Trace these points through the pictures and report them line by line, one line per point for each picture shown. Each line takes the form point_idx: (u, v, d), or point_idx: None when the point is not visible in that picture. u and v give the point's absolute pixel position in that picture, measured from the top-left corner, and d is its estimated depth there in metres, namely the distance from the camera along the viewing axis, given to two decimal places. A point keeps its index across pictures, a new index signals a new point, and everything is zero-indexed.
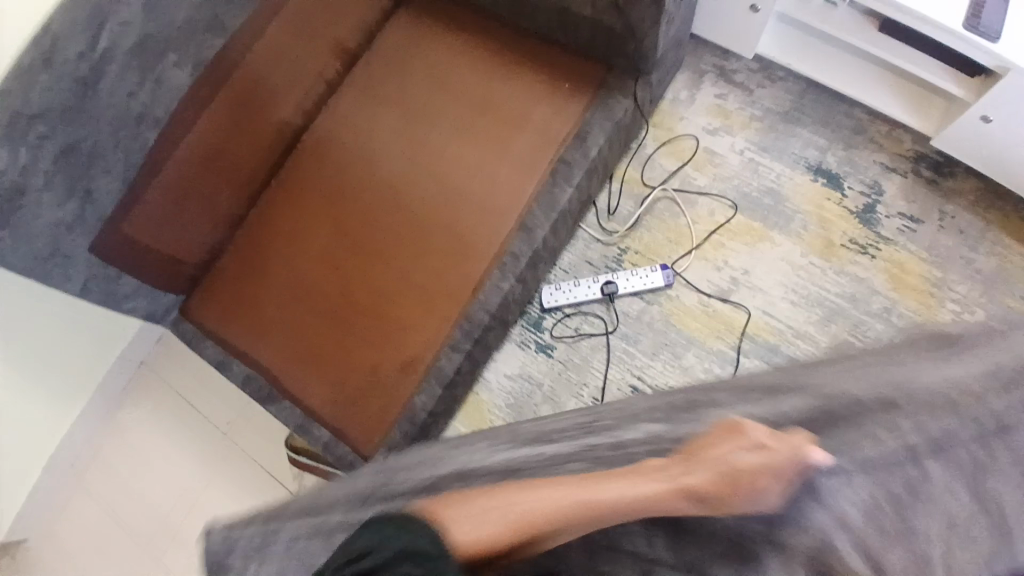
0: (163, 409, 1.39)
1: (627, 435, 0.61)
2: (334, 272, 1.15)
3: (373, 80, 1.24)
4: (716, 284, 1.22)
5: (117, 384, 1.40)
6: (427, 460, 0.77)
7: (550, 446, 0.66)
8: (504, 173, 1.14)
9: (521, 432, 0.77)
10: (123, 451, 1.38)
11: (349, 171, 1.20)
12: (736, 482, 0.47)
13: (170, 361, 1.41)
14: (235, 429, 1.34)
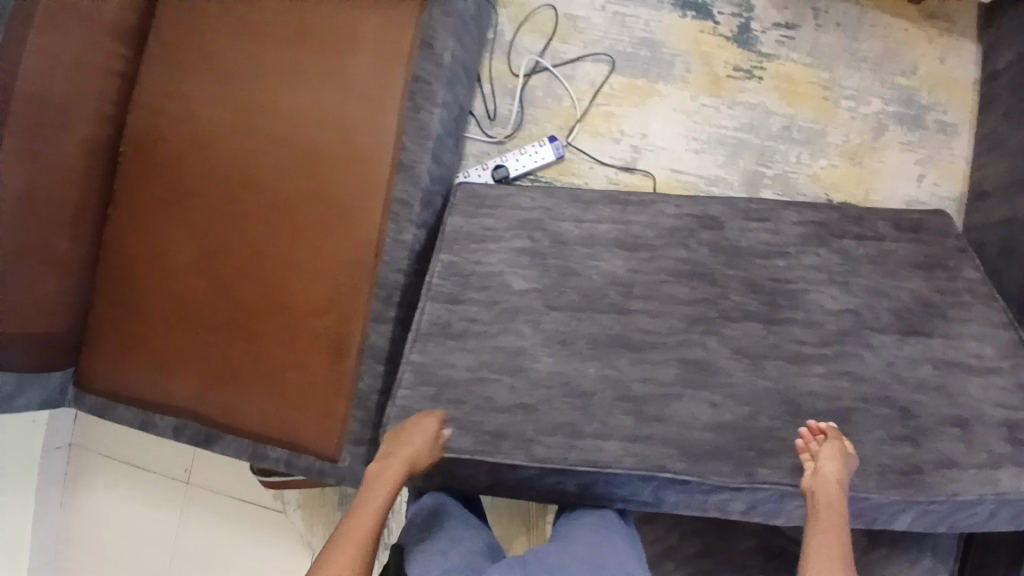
0: (114, 481, 1.26)
1: (742, 338, 0.84)
2: (216, 279, 1.03)
3: (174, 54, 1.06)
4: (619, 157, 1.15)
5: (54, 478, 1.26)
6: (512, 352, 0.88)
7: (608, 351, 0.85)
8: (360, 112, 1.03)
9: (582, 319, 0.90)
10: (90, 540, 1.26)
11: (188, 165, 1.04)
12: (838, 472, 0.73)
13: (97, 433, 1.28)
14: (199, 472, 1.24)
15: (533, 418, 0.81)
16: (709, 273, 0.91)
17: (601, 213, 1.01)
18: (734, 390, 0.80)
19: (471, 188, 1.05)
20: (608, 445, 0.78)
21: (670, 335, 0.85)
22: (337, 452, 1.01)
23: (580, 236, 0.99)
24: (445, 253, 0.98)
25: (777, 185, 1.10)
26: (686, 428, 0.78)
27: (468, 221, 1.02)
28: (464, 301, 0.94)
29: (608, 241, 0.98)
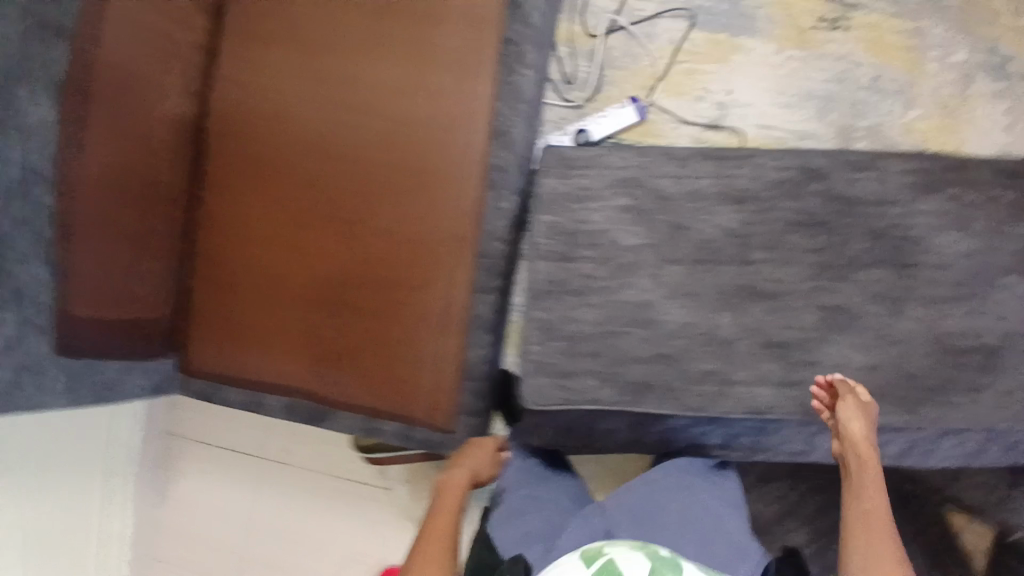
0: (205, 463, 1.38)
1: (869, 280, 0.87)
2: (314, 257, 1.02)
3: (255, 25, 1.02)
4: (704, 115, 1.13)
5: (146, 458, 1.38)
6: (638, 306, 0.88)
7: (744, 301, 0.87)
8: (454, 79, 0.99)
9: (704, 273, 0.88)
10: (187, 519, 1.38)
11: (278, 141, 1.02)
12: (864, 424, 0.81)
13: (184, 416, 1.40)
14: (287, 451, 1.34)
15: (673, 366, 0.86)
16: (826, 221, 0.89)
17: (701, 168, 0.93)
18: (881, 331, 0.85)
19: (560, 149, 0.94)
20: (761, 390, 0.85)
21: (795, 287, 0.87)
22: (448, 422, 1.02)
23: (684, 192, 0.91)
24: (544, 213, 0.92)
25: (869, 138, 1.11)
26: (840, 369, 0.85)
27: (562, 181, 0.93)
28: (577, 259, 0.90)
29: (714, 193, 0.91)
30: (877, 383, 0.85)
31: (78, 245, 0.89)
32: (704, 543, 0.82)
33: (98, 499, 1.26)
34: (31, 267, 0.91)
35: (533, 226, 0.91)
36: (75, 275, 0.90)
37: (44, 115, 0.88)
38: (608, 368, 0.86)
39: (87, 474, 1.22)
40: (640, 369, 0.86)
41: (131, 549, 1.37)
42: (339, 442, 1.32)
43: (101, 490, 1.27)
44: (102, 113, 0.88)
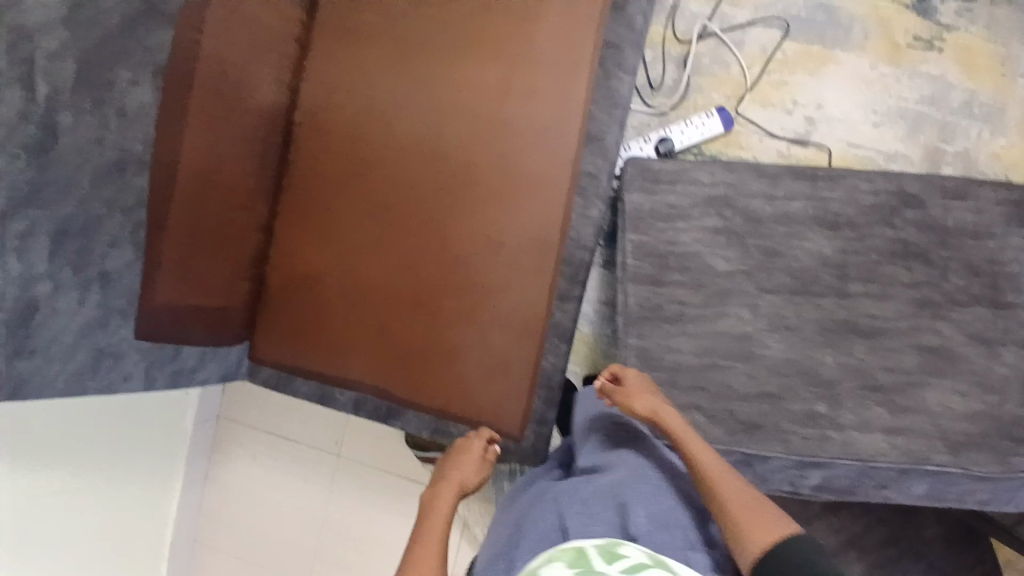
0: (259, 448, 1.40)
1: (972, 320, 0.86)
2: (391, 255, 1.01)
3: (348, 16, 1.01)
4: (792, 129, 1.12)
5: (206, 440, 1.40)
6: (738, 337, 0.89)
7: (841, 339, 0.87)
8: (544, 86, 0.97)
9: (800, 303, 0.88)
10: (239, 503, 1.40)
11: (362, 136, 1.01)
12: (648, 386, 0.86)
13: (245, 401, 1.41)
14: (343, 444, 1.35)
15: (779, 406, 0.86)
16: (924, 253, 0.88)
17: (793, 188, 0.92)
18: (979, 376, 0.84)
19: (642, 160, 0.99)
20: (867, 436, 0.84)
21: (900, 321, 0.87)
22: (518, 431, 1.01)
23: (776, 215, 0.91)
24: (632, 231, 0.95)
25: (957, 163, 1.10)
26: (937, 418, 0.83)
27: (648, 198, 0.96)
28: (668, 282, 0.92)
29: (808, 219, 0.91)
30: (988, 433, 0.82)
31: (166, 231, 0.89)
32: (651, 497, 0.74)
33: (157, 480, 1.27)
34: (120, 250, 0.88)
35: (624, 246, 0.95)
36: (162, 262, 0.89)
37: (145, 96, 0.87)
38: (715, 404, 0.88)
39: (150, 453, 1.23)
40: (747, 405, 0.87)
41: (187, 533, 1.39)
42: (395, 438, 1.33)
43: (160, 471, 1.27)
44: (199, 99, 0.87)
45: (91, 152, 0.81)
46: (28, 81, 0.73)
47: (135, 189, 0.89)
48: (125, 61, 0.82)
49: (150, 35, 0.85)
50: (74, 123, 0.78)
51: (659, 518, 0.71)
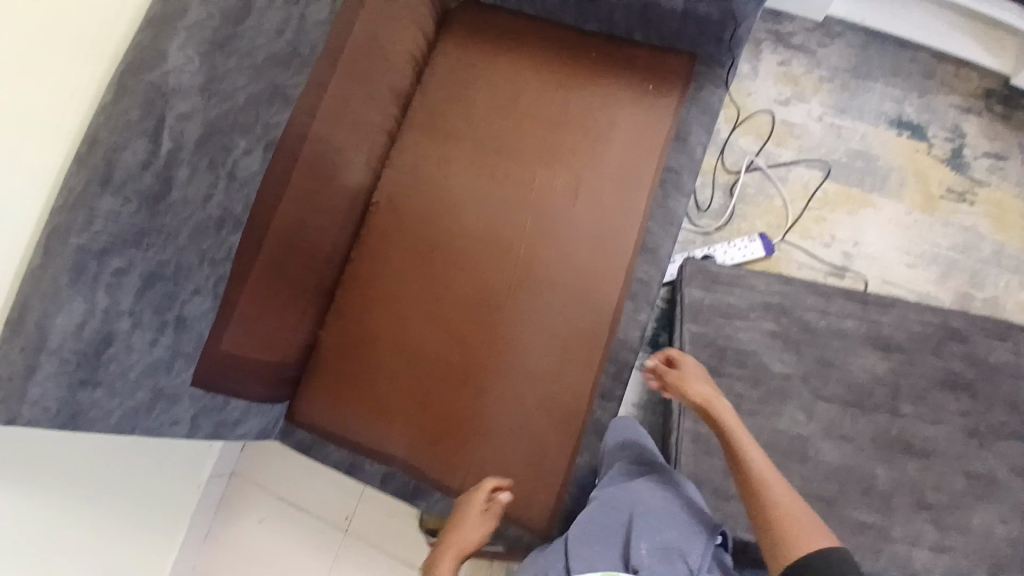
0: (268, 512, 1.36)
1: (1015, 454, 0.93)
2: (444, 331, 1.05)
3: (438, 117, 1.14)
4: (830, 260, 1.19)
5: (215, 496, 1.37)
6: (795, 437, 0.94)
7: (894, 453, 0.92)
8: (606, 196, 1.05)
9: (856, 414, 0.95)
10: (237, 566, 1.34)
11: (435, 220, 1.09)
12: (699, 374, 0.89)
13: (263, 463, 1.40)
14: (357, 520, 1.33)
15: (832, 509, 0.90)
16: (969, 385, 0.96)
17: (845, 306, 1.02)
18: (1021, 507, 0.90)
19: (701, 262, 1.09)
20: (916, 550, 0.88)
21: (949, 447, 0.93)
22: (546, 527, 0.99)
23: (830, 328, 1.01)
24: (691, 321, 1.03)
25: (987, 308, 1.15)
26: (983, 540, 0.89)
27: (707, 294, 1.05)
28: (725, 374, 0.98)
29: (860, 337, 1.00)
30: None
31: (243, 284, 0.97)
32: (655, 532, 0.82)
33: (160, 534, 1.23)
34: (201, 299, 0.91)
35: (681, 334, 1.03)
36: (234, 312, 0.97)
37: (254, 165, 0.92)
38: None
39: (160, 504, 1.21)
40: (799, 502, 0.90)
41: None
42: (411, 521, 1.31)
43: (165, 525, 1.24)
44: (297, 175, 1.00)
45: (195, 206, 0.85)
46: (156, 136, 0.79)
47: (227, 246, 0.92)
48: (245, 131, 0.89)
49: (271, 112, 0.92)
50: (187, 178, 0.84)
51: (664, 551, 0.80)
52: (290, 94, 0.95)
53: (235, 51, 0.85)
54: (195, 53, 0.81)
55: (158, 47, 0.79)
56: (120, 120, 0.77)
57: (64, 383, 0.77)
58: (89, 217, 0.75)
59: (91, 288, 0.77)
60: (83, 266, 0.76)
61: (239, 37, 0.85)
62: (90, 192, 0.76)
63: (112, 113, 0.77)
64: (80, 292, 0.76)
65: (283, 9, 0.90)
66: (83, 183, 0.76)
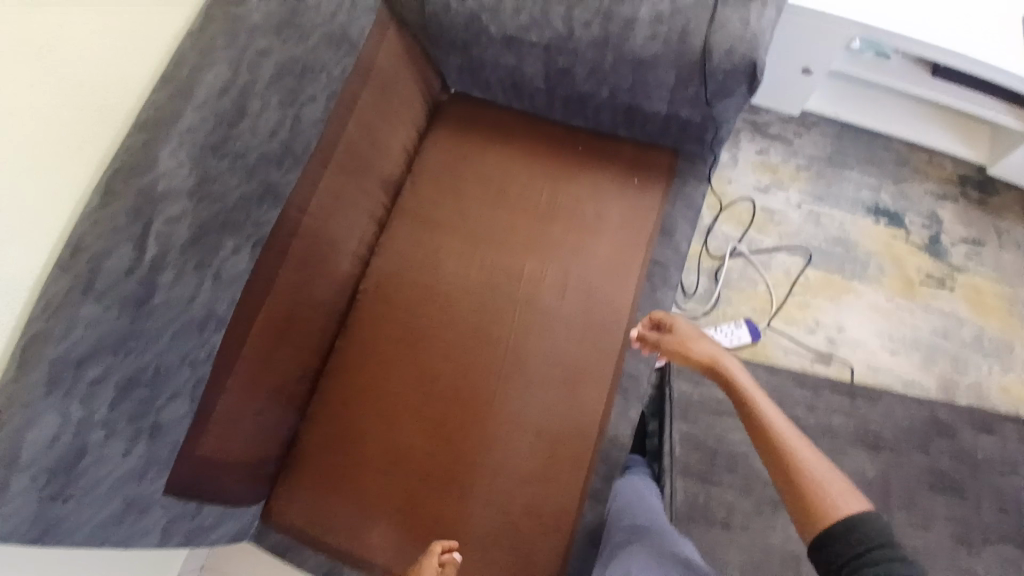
0: None
1: (1003, 557, 0.93)
2: (432, 426, 1.03)
3: (426, 206, 1.14)
4: (815, 346, 1.19)
5: None
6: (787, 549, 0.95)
7: None
8: (593, 291, 1.06)
9: None
10: None
11: (422, 311, 1.08)
12: (695, 335, 0.90)
13: (234, 560, 1.34)
14: None
15: None
16: (958, 485, 0.98)
17: (832, 401, 1.06)
18: None
19: None
20: None
21: (939, 551, 0.92)
22: None
23: (818, 427, 1.03)
24: (681, 422, 1.04)
25: (971, 395, 1.16)
26: None
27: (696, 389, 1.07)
28: (715, 482, 1.01)
29: (846, 432, 1.02)
30: None
31: (225, 382, 0.93)
32: None
33: None
34: (178, 403, 0.86)
35: (672, 432, 1.04)
36: (212, 415, 0.93)
37: (241, 263, 0.89)
38: None
39: None
40: None
41: None
42: None
43: None
44: (285, 272, 0.98)
45: (179, 309, 0.82)
46: (141, 240, 0.77)
47: (209, 346, 0.88)
48: (233, 231, 0.87)
49: (261, 212, 0.90)
50: (172, 282, 0.81)
51: None
52: (282, 191, 0.93)
53: (229, 152, 0.84)
54: (186, 156, 0.79)
55: (149, 151, 0.77)
56: (106, 226, 0.74)
57: (32, 502, 0.71)
58: (66, 330, 0.71)
59: (67, 401, 0.72)
60: (59, 378, 0.71)
61: (234, 138, 0.85)
62: (71, 300, 0.72)
63: (95, 220, 0.73)
64: (54, 408, 0.71)
65: (279, 109, 0.90)
66: (59, 292, 0.71)
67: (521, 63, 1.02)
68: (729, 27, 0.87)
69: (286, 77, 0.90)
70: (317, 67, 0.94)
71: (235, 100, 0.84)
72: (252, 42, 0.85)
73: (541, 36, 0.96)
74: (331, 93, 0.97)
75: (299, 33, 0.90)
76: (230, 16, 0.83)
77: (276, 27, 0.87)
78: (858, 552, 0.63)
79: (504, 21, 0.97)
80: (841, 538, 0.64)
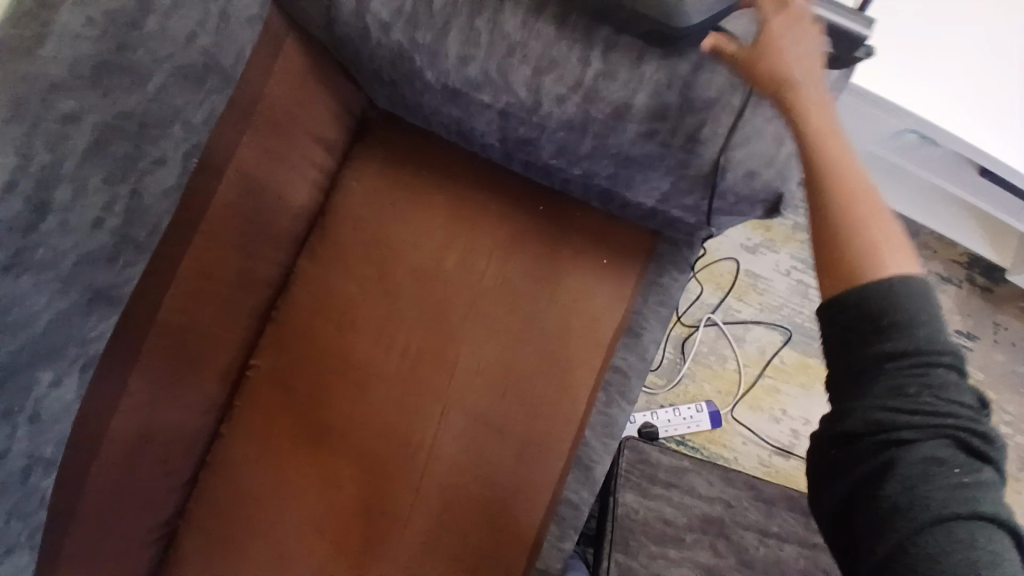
0: None
1: None
2: (330, 526, 0.89)
3: (345, 257, 0.94)
4: (777, 438, 1.08)
5: None
6: None
7: None
8: (530, 395, 0.90)
9: None
10: None
11: (331, 389, 0.91)
12: (800, 22, 0.60)
13: None
14: None
15: None
16: None
17: (787, 522, 0.97)
18: None
19: (640, 449, 1.01)
20: None
21: None
22: None
23: (767, 559, 0.92)
24: (620, 550, 0.93)
25: None
26: None
27: (642, 501, 0.97)
28: None
29: (798, 571, 0.92)
30: None
31: (75, 507, 0.76)
32: None
33: None
34: (17, 556, 0.68)
35: (606, 563, 0.92)
36: (61, 552, 0.76)
37: (67, 394, 0.69)
38: None
39: None
40: None
41: None
42: None
43: None
44: (138, 375, 0.77)
45: None
46: None
47: (41, 494, 0.69)
48: (52, 359, 0.66)
49: (90, 323, 0.68)
50: None
51: None
52: (118, 293, 0.70)
53: (31, 263, 0.60)
54: None
55: None
56: None
57: None
58: None
59: None
60: None
61: (35, 246, 0.59)
62: None
63: None
64: None
65: (105, 188, 0.64)
66: None
67: (467, 116, 0.79)
68: (756, 141, 0.68)
69: (112, 142, 0.63)
70: (165, 118, 0.67)
71: (28, 194, 0.57)
72: (50, 106, 0.58)
73: (496, 98, 0.73)
74: (191, 147, 0.71)
75: (131, 77, 0.63)
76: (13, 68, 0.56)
77: (90, 76, 0.60)
78: (869, 348, 0.49)
79: (446, 71, 0.73)
80: (845, 318, 0.51)
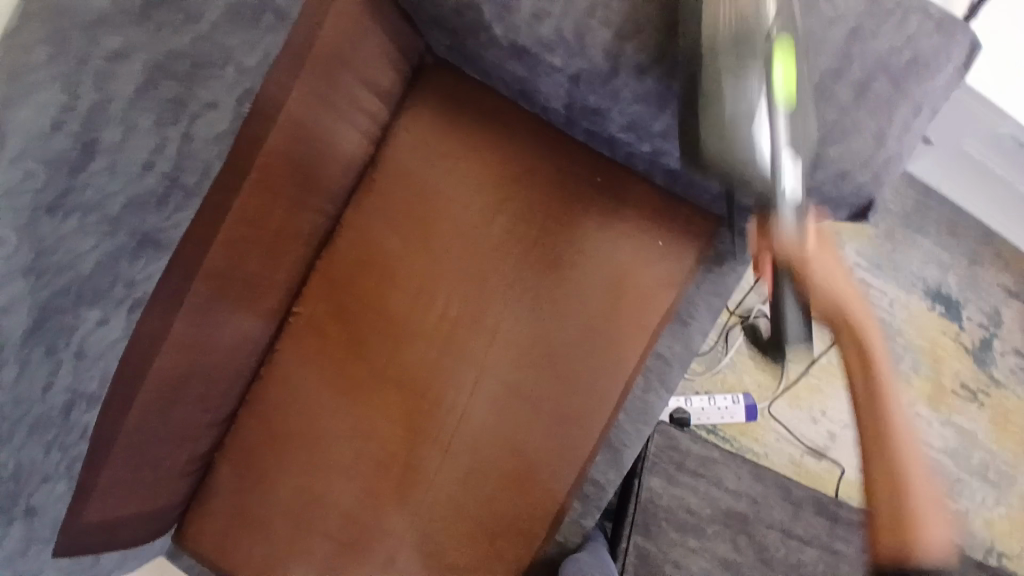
0: None
1: None
2: (357, 478, 0.90)
3: (394, 212, 0.91)
4: (811, 438, 1.08)
5: None
6: None
7: None
8: (564, 368, 0.88)
9: None
10: None
11: (369, 344, 0.91)
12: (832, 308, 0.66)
13: None
14: None
15: None
16: None
17: (811, 525, 0.96)
18: None
19: (671, 434, 0.99)
20: None
21: None
22: None
23: (786, 562, 0.92)
24: (639, 532, 0.93)
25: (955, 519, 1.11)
26: None
27: (668, 487, 0.96)
28: None
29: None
30: None
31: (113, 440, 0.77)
32: None
33: None
34: (52, 486, 0.71)
35: (625, 544, 0.92)
36: (96, 485, 0.78)
37: (113, 332, 0.71)
38: None
39: None
40: None
41: None
42: None
43: None
44: (181, 318, 0.76)
45: (34, 399, 0.65)
46: None
47: (81, 427, 0.72)
48: (97, 297, 0.67)
49: (137, 267, 0.70)
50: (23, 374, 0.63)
51: None
52: (166, 237, 0.71)
53: (75, 207, 0.62)
54: None
55: None
56: None
57: None
58: None
59: None
60: None
61: (81, 188, 0.62)
62: None
63: None
64: None
65: (155, 132, 0.65)
66: None
67: (534, 78, 0.73)
68: (851, 139, 0.65)
69: (162, 83, 0.64)
70: (216, 60, 0.67)
71: (75, 135, 0.60)
72: (96, 42, 0.60)
73: (569, 64, 0.68)
74: (244, 91, 0.71)
75: (181, 14, 0.63)
76: (53, 6, 0.59)
77: (141, 14, 0.61)
78: None
79: (517, 27, 0.67)
80: None
